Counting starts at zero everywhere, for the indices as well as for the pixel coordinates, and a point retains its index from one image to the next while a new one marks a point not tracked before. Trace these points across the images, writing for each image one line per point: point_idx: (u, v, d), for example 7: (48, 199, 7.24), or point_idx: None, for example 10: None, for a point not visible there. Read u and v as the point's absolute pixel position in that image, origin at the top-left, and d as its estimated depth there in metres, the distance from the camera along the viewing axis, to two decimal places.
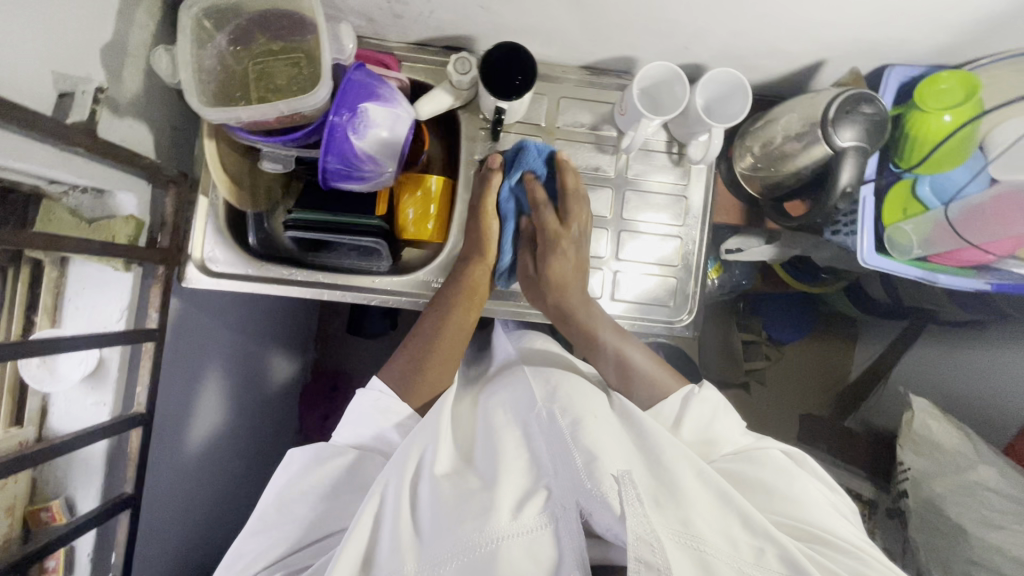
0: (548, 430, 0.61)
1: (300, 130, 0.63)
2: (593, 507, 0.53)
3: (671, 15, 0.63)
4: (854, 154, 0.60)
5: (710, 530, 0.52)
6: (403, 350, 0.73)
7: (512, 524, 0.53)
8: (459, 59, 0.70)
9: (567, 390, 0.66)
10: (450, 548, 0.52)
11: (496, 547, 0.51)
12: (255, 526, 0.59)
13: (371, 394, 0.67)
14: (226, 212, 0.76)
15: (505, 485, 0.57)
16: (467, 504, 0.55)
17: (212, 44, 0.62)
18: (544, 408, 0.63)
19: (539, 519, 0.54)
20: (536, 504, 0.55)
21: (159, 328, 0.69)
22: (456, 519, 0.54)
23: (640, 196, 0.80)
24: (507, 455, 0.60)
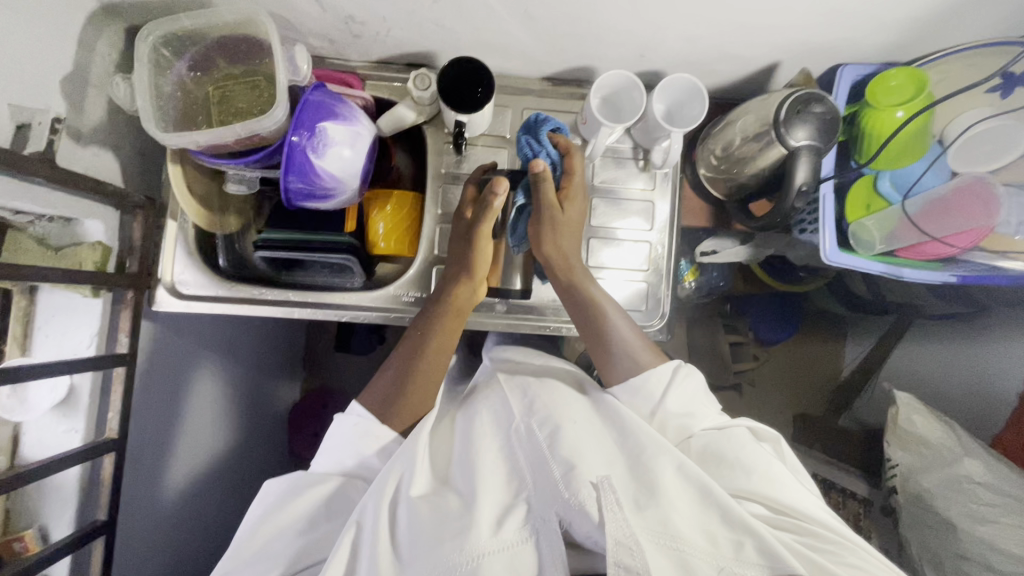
0: (526, 443, 0.60)
1: (263, 151, 0.64)
2: (572, 517, 0.53)
3: (621, 25, 0.65)
4: (808, 153, 0.61)
5: (689, 527, 0.52)
6: (384, 376, 0.70)
7: (492, 541, 0.52)
8: (419, 76, 0.71)
9: (545, 399, 0.65)
10: (430, 568, 0.51)
11: (476, 565, 0.51)
12: (229, 565, 0.58)
13: (350, 419, 0.66)
14: (195, 235, 0.77)
15: (484, 501, 0.56)
16: (446, 524, 0.54)
17: (172, 71, 0.63)
18: (523, 421, 0.63)
19: (519, 534, 0.54)
20: (517, 519, 0.54)
21: (130, 352, 0.69)
22: (436, 537, 0.53)
23: (608, 202, 0.80)
24: (485, 466, 0.59)
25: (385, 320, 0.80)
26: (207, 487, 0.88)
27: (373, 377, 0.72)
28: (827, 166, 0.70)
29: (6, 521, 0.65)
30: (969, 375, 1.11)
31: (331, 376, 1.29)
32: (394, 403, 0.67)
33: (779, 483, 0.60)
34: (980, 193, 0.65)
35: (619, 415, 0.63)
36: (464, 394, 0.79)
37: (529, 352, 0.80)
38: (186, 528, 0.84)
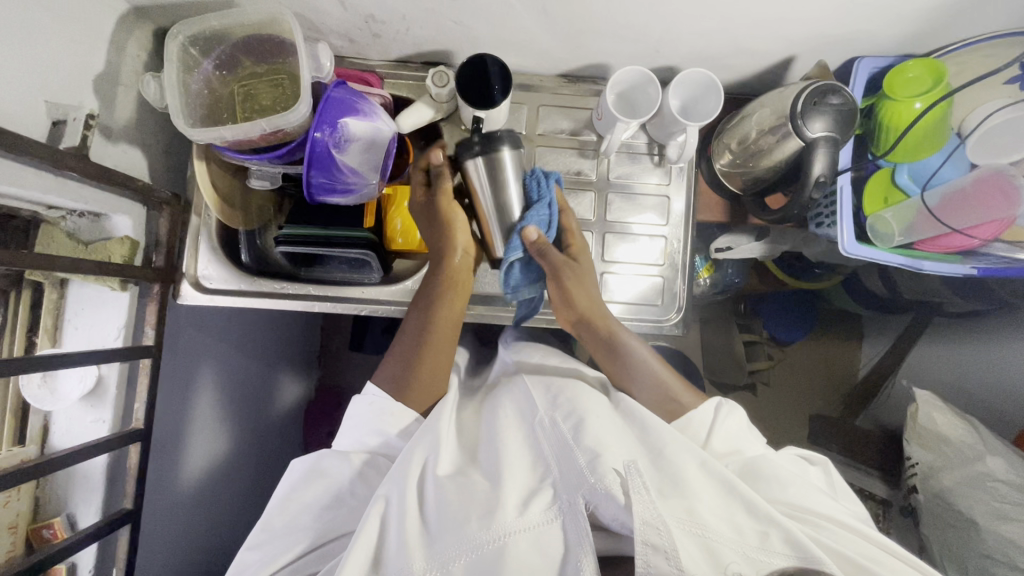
0: (550, 433, 0.61)
1: (285, 146, 0.66)
2: (598, 500, 0.53)
3: (638, 20, 0.65)
4: (826, 144, 0.61)
5: (714, 518, 0.52)
6: (392, 356, 0.72)
7: (518, 520, 0.53)
8: (437, 73, 0.72)
9: (567, 393, 0.66)
10: (458, 545, 0.52)
11: (504, 543, 0.51)
12: (256, 539, 0.59)
13: (366, 399, 0.67)
14: (219, 231, 0.78)
15: (510, 484, 0.57)
16: (473, 502, 0.55)
17: (199, 69, 0.65)
18: (546, 414, 0.63)
19: (545, 515, 0.53)
20: (544, 500, 0.54)
21: (155, 344, 0.70)
22: (461, 520, 0.53)
23: (623, 197, 0.81)
24: (511, 455, 0.60)
25: (403, 314, 0.82)
26: (227, 481, 0.90)
27: (384, 360, 0.73)
28: (845, 158, 0.70)
29: (36, 510, 0.67)
30: (989, 374, 1.09)
31: (345, 375, 1.30)
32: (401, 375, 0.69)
33: (793, 483, 0.60)
34: (994, 185, 0.65)
35: (636, 412, 0.64)
36: (485, 388, 0.79)
37: (548, 352, 0.81)
38: (197, 523, 0.84)
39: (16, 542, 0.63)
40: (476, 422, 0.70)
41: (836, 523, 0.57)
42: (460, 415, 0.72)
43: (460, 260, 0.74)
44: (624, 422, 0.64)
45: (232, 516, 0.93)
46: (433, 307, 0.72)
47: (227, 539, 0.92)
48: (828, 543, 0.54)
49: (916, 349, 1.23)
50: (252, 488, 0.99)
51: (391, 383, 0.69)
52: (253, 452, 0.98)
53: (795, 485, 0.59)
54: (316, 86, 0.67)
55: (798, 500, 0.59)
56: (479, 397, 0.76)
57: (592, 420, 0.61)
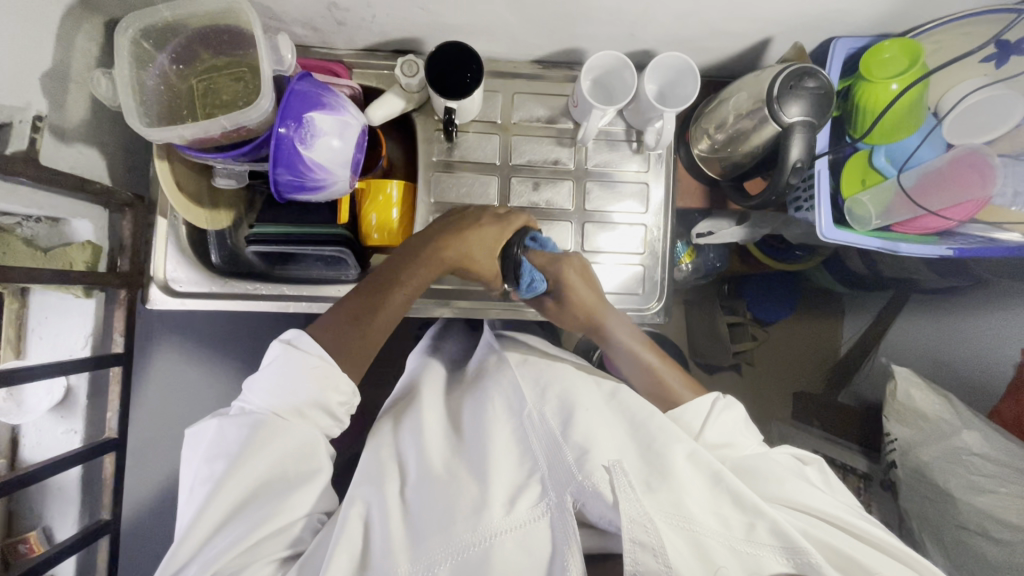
0: (541, 432, 0.60)
1: (249, 144, 0.63)
2: (585, 497, 0.52)
3: (611, 4, 0.63)
4: (802, 129, 0.60)
5: (701, 511, 0.52)
6: (361, 323, 0.61)
7: (506, 519, 0.52)
8: (406, 62, 0.69)
9: (559, 389, 0.66)
10: (443, 548, 0.51)
11: (490, 545, 0.51)
12: (189, 536, 0.49)
13: (308, 360, 0.55)
14: (187, 232, 0.74)
15: (496, 481, 0.56)
16: (458, 498, 0.54)
17: (154, 64, 0.62)
18: (536, 411, 0.63)
19: (532, 512, 0.53)
20: (531, 496, 0.54)
21: (126, 351, 0.68)
22: (446, 521, 0.52)
23: (603, 185, 0.80)
24: (497, 451, 0.59)
25: None
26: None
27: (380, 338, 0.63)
28: (823, 142, 0.69)
29: (10, 524, 0.67)
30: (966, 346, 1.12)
31: None
32: (360, 357, 0.61)
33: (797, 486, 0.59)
34: (971, 163, 0.66)
35: (632, 407, 0.63)
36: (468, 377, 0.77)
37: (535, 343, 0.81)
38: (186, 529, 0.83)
39: None
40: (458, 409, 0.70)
41: (833, 518, 0.57)
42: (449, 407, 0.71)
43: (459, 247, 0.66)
44: (615, 415, 0.63)
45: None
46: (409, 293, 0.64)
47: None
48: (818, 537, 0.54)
49: (897, 324, 1.25)
50: None
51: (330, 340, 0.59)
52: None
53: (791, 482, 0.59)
54: (279, 79, 0.63)
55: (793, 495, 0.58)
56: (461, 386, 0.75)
57: (576, 414, 0.61)
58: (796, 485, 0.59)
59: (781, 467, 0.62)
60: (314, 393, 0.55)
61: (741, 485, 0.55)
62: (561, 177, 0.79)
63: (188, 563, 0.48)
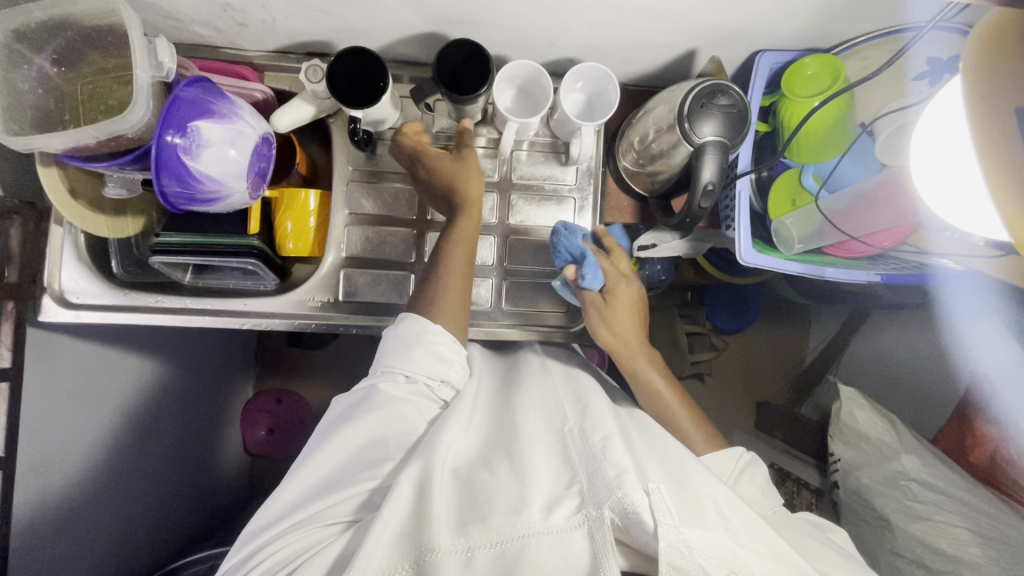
0: (578, 444, 0.55)
1: (132, 153, 0.59)
2: (627, 522, 0.46)
3: (520, 11, 0.59)
4: (715, 150, 0.57)
5: (741, 547, 0.46)
6: (431, 290, 0.65)
7: (543, 523, 0.47)
8: (310, 67, 0.64)
9: (598, 405, 0.60)
10: (483, 535, 0.47)
11: (524, 543, 0.47)
12: (281, 496, 0.53)
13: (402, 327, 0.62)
14: (88, 241, 0.71)
15: (537, 483, 0.51)
16: (497, 497, 0.50)
17: (31, 66, 0.58)
18: (577, 425, 0.58)
19: (569, 521, 0.47)
20: (569, 505, 0.48)
21: (14, 366, 0.66)
22: (483, 515, 0.48)
23: (529, 199, 0.76)
24: (534, 453, 0.54)
25: (291, 328, 0.76)
26: (137, 495, 0.85)
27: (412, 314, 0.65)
28: (744, 160, 0.66)
29: None
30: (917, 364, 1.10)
31: (284, 370, 1.30)
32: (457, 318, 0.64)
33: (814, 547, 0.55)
34: (899, 187, 0.59)
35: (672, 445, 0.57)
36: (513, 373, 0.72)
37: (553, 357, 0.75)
38: None
39: None
40: (495, 414, 0.63)
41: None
42: (488, 403, 0.65)
43: (472, 223, 0.68)
44: (648, 445, 0.57)
45: (152, 533, 0.89)
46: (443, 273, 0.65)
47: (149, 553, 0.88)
48: None
49: (858, 336, 1.24)
50: (180, 500, 0.96)
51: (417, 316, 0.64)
52: (170, 464, 0.93)
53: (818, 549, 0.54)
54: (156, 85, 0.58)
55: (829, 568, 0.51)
56: (512, 382, 0.69)
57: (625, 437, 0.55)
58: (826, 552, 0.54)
59: (801, 536, 0.57)
60: (419, 358, 0.61)
61: (780, 538, 0.48)
62: (486, 188, 0.76)
63: (284, 510, 0.52)
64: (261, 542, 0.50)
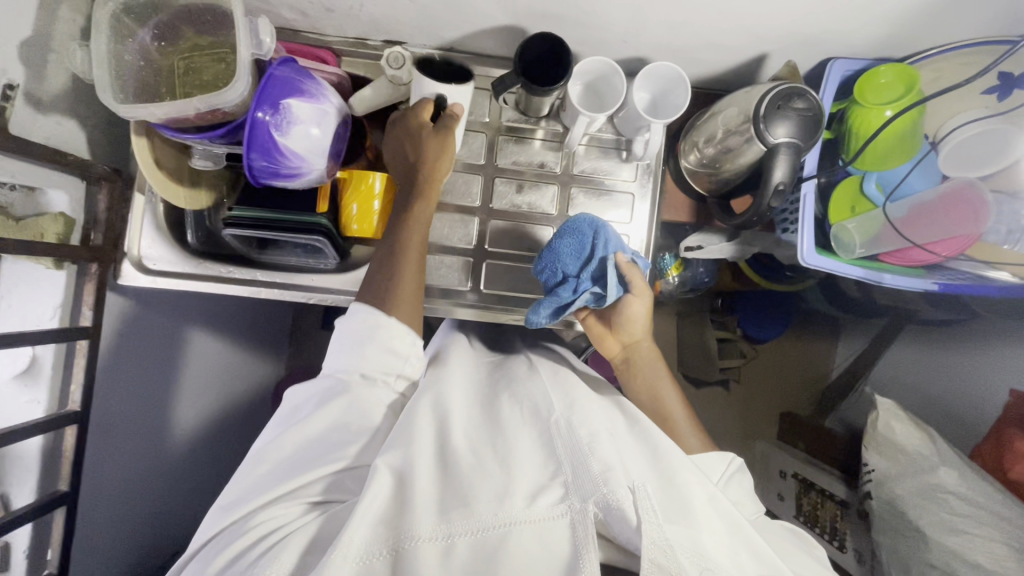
0: (564, 436, 0.56)
1: (224, 126, 0.62)
2: (610, 517, 0.49)
3: (602, 8, 0.61)
4: (788, 151, 0.58)
5: (717, 549, 0.49)
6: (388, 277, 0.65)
7: (527, 510, 0.49)
8: (392, 54, 0.67)
9: (584, 405, 0.62)
10: (464, 523, 0.49)
11: (507, 532, 0.48)
12: (239, 487, 0.54)
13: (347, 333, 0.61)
14: (166, 210, 0.75)
15: (520, 473, 0.53)
16: (479, 484, 0.51)
17: (134, 39, 0.61)
18: (562, 416, 0.59)
19: (553, 509, 0.49)
20: (553, 495, 0.50)
21: (93, 325, 0.69)
22: (465, 503, 0.50)
23: (587, 193, 0.78)
24: (520, 445, 0.56)
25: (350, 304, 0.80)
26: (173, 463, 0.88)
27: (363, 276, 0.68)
28: (810, 164, 0.67)
29: None
30: (947, 379, 1.09)
31: (318, 352, 1.33)
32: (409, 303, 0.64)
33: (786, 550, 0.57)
34: (964, 196, 0.62)
35: (658, 435, 0.59)
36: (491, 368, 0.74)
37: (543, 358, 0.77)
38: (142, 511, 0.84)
39: None
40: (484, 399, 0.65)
41: None
42: (473, 391, 0.68)
43: (423, 208, 0.69)
44: (637, 440, 0.59)
45: (184, 500, 0.92)
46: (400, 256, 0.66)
47: (181, 513, 0.92)
48: None
49: (890, 352, 1.23)
50: (213, 472, 0.99)
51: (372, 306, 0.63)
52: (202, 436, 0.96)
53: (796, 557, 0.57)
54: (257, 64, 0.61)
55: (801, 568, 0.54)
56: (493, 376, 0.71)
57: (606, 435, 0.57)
58: (801, 561, 0.57)
59: (781, 540, 0.60)
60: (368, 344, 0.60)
61: (762, 542, 0.51)
62: (547, 181, 0.78)
63: (247, 491, 0.53)
64: (224, 535, 0.51)
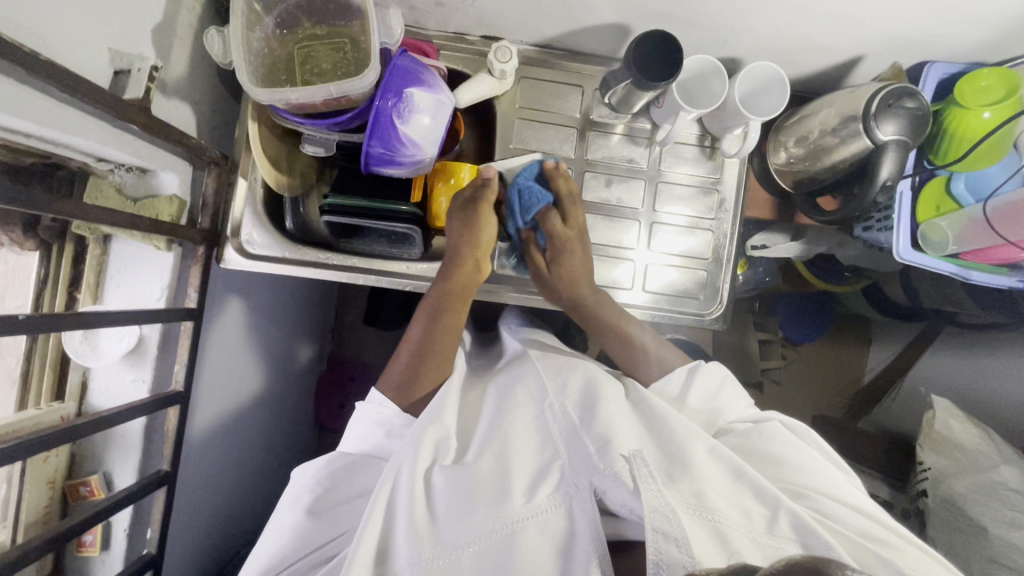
0: (560, 419, 0.59)
1: (345, 114, 0.64)
2: (606, 485, 0.51)
3: (713, 8, 0.64)
4: (894, 148, 0.61)
5: (723, 501, 0.51)
6: (428, 356, 0.68)
7: (526, 506, 0.51)
8: (499, 48, 0.70)
9: (576, 381, 0.64)
10: (466, 534, 0.50)
11: (513, 531, 0.50)
12: (261, 552, 0.57)
13: (371, 407, 0.64)
14: (264, 196, 0.76)
15: (517, 467, 0.55)
16: (481, 488, 0.53)
17: (261, 27, 0.63)
18: (557, 400, 0.62)
19: (551, 500, 0.52)
20: (551, 484, 0.53)
21: (198, 307, 0.69)
22: (470, 505, 0.52)
23: (671, 188, 0.80)
24: (517, 437, 0.58)
25: None
26: (234, 452, 0.88)
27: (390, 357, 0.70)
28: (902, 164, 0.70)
29: (72, 466, 0.67)
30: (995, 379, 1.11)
31: (363, 348, 1.33)
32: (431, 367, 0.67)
33: (805, 473, 0.58)
34: None
35: (654, 407, 0.61)
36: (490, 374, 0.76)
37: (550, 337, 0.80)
38: (210, 497, 0.83)
39: (53, 499, 0.65)
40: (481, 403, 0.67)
41: (853, 507, 0.56)
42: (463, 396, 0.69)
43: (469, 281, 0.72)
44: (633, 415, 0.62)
45: (236, 491, 0.92)
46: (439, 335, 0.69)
47: (237, 509, 0.93)
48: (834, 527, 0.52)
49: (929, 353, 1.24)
50: (262, 463, 1.00)
51: (396, 387, 0.66)
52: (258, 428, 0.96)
53: (805, 471, 0.58)
54: (382, 53, 0.64)
55: (805, 482, 0.58)
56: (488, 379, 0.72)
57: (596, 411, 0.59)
58: (811, 472, 0.59)
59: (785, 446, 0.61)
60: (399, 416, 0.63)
61: (762, 480, 0.54)
62: (634, 176, 0.80)
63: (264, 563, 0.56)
64: None
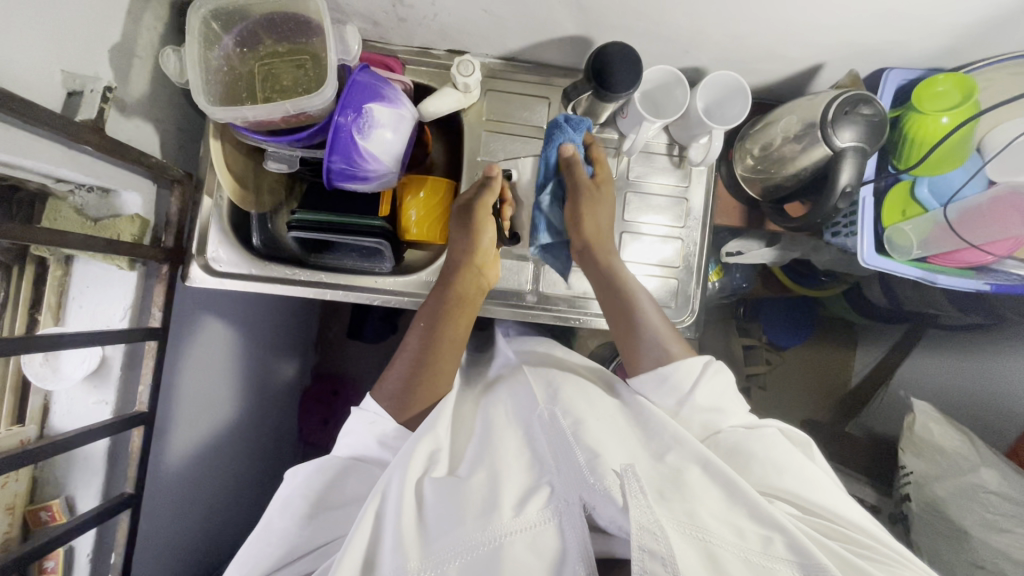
0: (548, 428, 0.58)
1: (305, 130, 0.63)
2: (596, 500, 0.50)
3: (671, 19, 0.64)
4: (852, 154, 0.61)
5: (714, 519, 0.49)
6: (427, 363, 0.67)
7: (516, 520, 0.50)
8: (460, 62, 0.69)
9: (568, 391, 0.64)
10: (451, 548, 0.49)
11: (500, 545, 0.48)
12: (244, 558, 0.57)
13: (365, 416, 0.64)
14: (230, 213, 0.76)
15: (506, 483, 0.54)
16: (469, 502, 0.52)
17: (220, 45, 0.63)
18: (546, 408, 0.61)
19: (541, 514, 0.50)
20: (541, 499, 0.51)
21: (162, 325, 0.68)
22: (457, 518, 0.51)
23: (640, 197, 0.80)
24: (507, 454, 0.57)
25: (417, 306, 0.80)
26: (217, 473, 0.86)
27: (383, 370, 0.69)
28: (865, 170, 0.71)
29: (33, 490, 0.66)
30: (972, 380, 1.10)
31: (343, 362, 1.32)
32: (428, 387, 0.66)
33: (796, 479, 0.57)
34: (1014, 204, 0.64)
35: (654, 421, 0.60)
36: (485, 384, 0.74)
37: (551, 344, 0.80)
38: (189, 519, 0.81)
39: (13, 523, 0.63)
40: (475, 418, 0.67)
41: (847, 522, 0.55)
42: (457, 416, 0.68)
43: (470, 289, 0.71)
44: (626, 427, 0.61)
45: (224, 512, 0.90)
46: (439, 347, 0.68)
47: (225, 530, 0.91)
48: (825, 543, 0.51)
49: (908, 360, 1.25)
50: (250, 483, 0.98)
51: (392, 396, 0.65)
52: (243, 446, 0.94)
53: (791, 473, 0.57)
54: (342, 69, 0.65)
55: (794, 493, 0.57)
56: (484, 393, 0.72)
57: (591, 420, 0.58)
58: (796, 477, 0.58)
59: (783, 455, 0.60)
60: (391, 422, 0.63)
61: (751, 490, 0.52)
62: None
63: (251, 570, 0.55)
64: None
